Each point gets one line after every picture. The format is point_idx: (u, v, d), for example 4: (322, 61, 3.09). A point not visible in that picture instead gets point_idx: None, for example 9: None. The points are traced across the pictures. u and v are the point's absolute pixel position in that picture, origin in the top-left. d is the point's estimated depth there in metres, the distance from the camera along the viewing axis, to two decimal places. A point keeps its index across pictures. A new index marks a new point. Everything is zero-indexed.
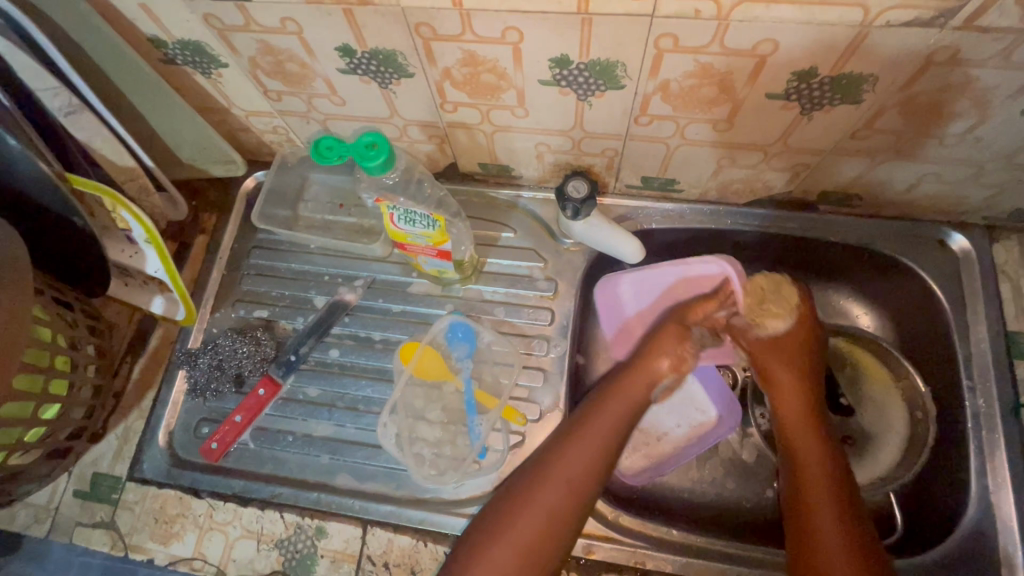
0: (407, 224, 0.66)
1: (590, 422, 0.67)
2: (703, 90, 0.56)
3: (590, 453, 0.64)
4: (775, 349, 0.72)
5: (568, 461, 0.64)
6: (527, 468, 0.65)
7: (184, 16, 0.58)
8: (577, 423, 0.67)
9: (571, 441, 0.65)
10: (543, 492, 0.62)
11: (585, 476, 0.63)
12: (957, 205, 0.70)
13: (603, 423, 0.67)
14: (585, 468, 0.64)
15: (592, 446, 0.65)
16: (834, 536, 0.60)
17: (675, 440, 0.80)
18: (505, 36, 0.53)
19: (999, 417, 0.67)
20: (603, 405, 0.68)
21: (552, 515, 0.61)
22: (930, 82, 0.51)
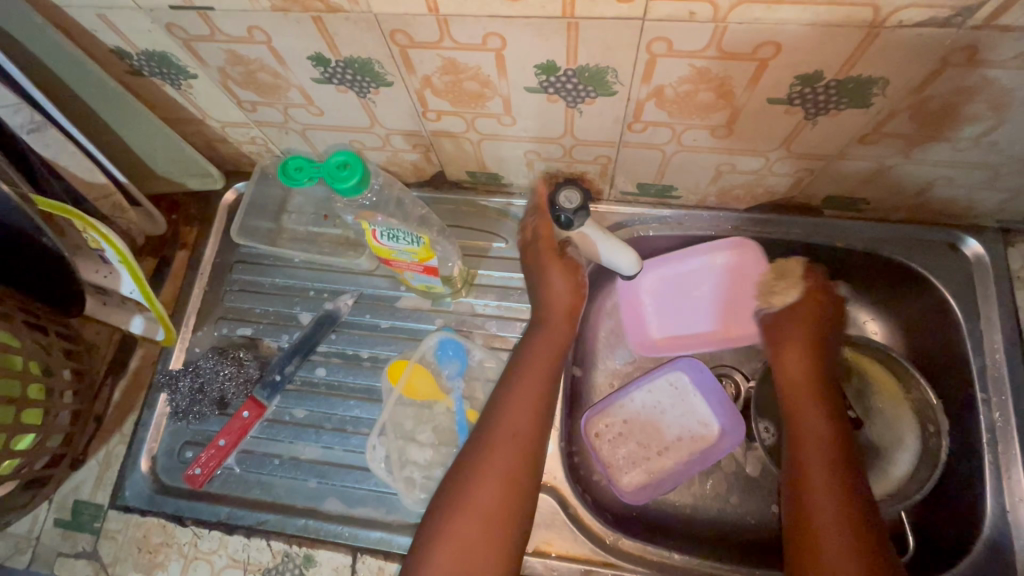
0: (391, 240, 0.63)
1: (525, 372, 0.66)
2: (701, 95, 0.52)
3: (529, 406, 0.64)
4: (786, 320, 0.72)
5: (511, 414, 0.63)
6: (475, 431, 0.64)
7: (145, 26, 0.55)
8: (511, 377, 0.66)
9: (509, 396, 0.65)
10: (493, 449, 0.61)
11: (527, 425, 0.63)
12: (969, 209, 0.67)
13: (534, 371, 0.66)
14: (529, 418, 0.63)
15: (528, 396, 0.64)
16: (826, 497, 0.59)
17: (677, 454, 0.76)
18: (486, 42, 0.49)
19: (1016, 432, 0.64)
20: (535, 353, 0.68)
21: (504, 466, 0.60)
22: (945, 84, 0.47)
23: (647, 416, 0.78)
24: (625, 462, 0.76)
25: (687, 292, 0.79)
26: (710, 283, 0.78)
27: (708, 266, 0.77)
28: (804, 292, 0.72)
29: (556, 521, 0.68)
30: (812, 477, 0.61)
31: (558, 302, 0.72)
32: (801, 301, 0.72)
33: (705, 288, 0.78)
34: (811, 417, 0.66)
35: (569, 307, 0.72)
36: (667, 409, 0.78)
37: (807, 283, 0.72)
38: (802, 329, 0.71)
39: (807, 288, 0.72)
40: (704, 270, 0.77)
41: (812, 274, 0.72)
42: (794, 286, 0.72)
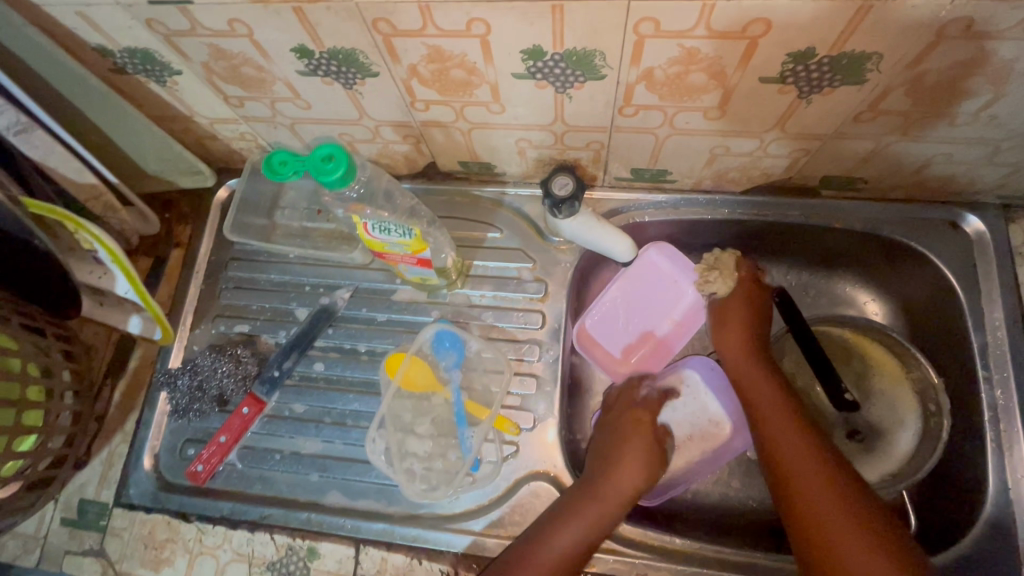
0: (382, 233, 0.62)
1: (563, 520, 0.62)
2: (692, 76, 0.51)
3: (562, 548, 0.60)
4: (727, 314, 0.73)
5: (537, 551, 0.60)
6: (500, 559, 0.61)
7: (126, 23, 0.54)
8: (547, 515, 0.63)
9: (538, 536, 0.61)
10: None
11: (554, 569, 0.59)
12: (969, 185, 0.66)
13: (572, 524, 0.62)
14: (557, 556, 0.60)
15: (562, 540, 0.61)
16: (835, 518, 0.56)
17: (688, 453, 0.74)
18: (471, 28, 0.48)
19: (1018, 410, 0.63)
20: (580, 499, 0.63)
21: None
22: (942, 57, 0.46)
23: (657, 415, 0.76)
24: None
25: (639, 312, 0.77)
26: (643, 293, 0.77)
27: (647, 278, 0.76)
28: (735, 283, 0.74)
29: None
30: (807, 492, 0.59)
31: (626, 474, 0.66)
32: (736, 293, 0.74)
33: (640, 301, 0.77)
34: (792, 435, 0.63)
35: (638, 476, 0.66)
36: (679, 408, 0.76)
37: (742, 275, 0.74)
38: (741, 322, 0.72)
39: (740, 280, 0.74)
40: (638, 286, 0.77)
41: (746, 265, 0.74)
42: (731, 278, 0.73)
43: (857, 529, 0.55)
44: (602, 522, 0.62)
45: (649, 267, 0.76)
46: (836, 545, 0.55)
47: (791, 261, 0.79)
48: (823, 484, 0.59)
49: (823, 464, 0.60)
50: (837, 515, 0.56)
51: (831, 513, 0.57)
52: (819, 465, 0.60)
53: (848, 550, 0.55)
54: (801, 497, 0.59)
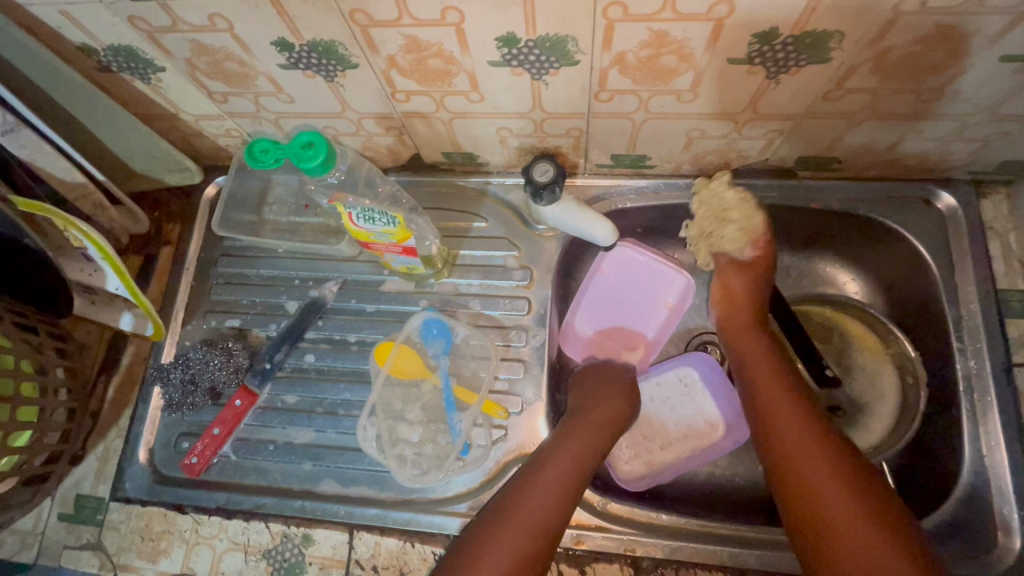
0: (368, 223, 0.63)
1: (553, 464, 0.63)
2: (663, 59, 0.53)
3: (556, 490, 0.61)
4: (728, 276, 0.73)
5: (531, 492, 0.61)
6: (491, 505, 0.61)
7: (108, 20, 0.55)
8: (537, 460, 0.64)
9: (530, 479, 0.62)
10: (508, 528, 0.58)
11: (550, 512, 0.59)
12: (940, 162, 0.67)
13: (561, 464, 0.63)
14: (552, 497, 0.60)
15: (554, 482, 0.62)
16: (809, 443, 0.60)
17: (679, 449, 0.76)
18: (445, 17, 0.50)
19: (991, 379, 0.64)
20: (569, 443, 0.65)
21: (523, 542, 0.57)
22: (901, 34, 0.48)
23: (652, 408, 0.78)
24: (630, 448, 0.77)
25: (620, 297, 0.79)
26: (620, 279, 0.79)
27: (619, 264, 0.79)
28: (756, 248, 0.70)
29: None
30: (787, 433, 0.62)
31: (601, 418, 0.69)
32: (752, 259, 0.71)
33: (628, 302, 0.79)
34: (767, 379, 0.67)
35: (612, 419, 0.69)
36: (675, 403, 0.78)
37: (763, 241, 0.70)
38: (748, 287, 0.72)
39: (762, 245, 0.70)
40: (612, 273, 0.79)
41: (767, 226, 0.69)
42: (743, 242, 0.70)
43: (829, 467, 0.58)
44: (587, 460, 0.64)
45: (635, 270, 0.79)
46: (810, 484, 0.58)
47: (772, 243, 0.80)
48: (798, 430, 0.62)
49: (799, 412, 0.63)
50: (811, 459, 0.59)
51: (805, 453, 0.60)
52: (797, 414, 0.63)
53: (822, 484, 0.57)
54: (779, 429, 0.63)
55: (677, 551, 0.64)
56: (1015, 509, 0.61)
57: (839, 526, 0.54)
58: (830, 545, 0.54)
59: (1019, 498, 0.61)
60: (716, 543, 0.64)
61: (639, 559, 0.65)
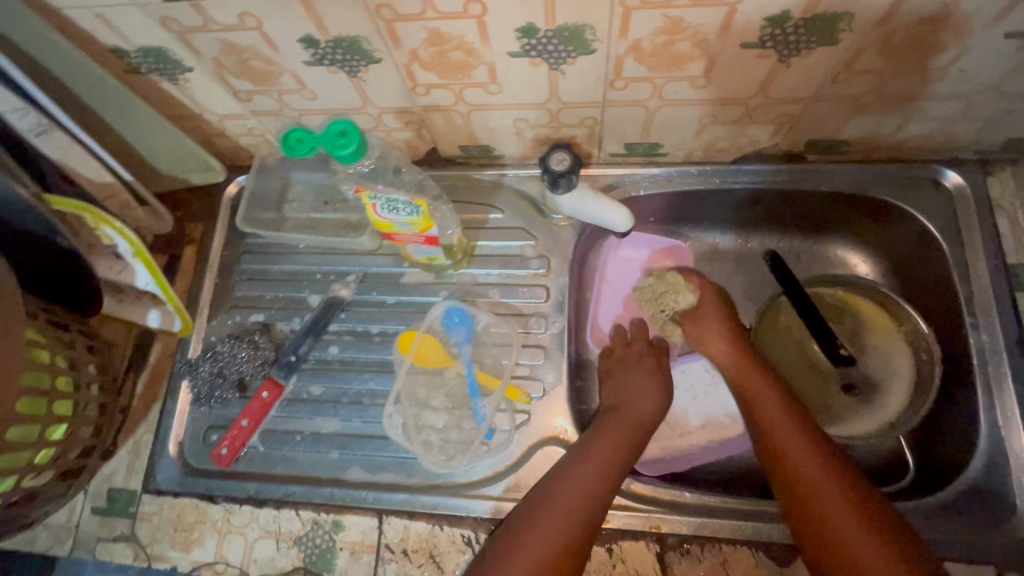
0: (391, 212, 0.65)
1: (587, 460, 0.64)
2: (677, 45, 0.55)
3: (589, 484, 0.63)
4: (695, 330, 0.76)
5: (565, 487, 0.62)
6: (528, 498, 0.63)
7: (141, 22, 0.57)
8: (569, 456, 0.65)
9: (564, 473, 0.64)
10: (545, 521, 0.60)
11: (586, 506, 0.61)
12: (947, 141, 0.69)
13: (594, 460, 0.64)
14: (586, 492, 0.62)
15: (587, 478, 0.63)
16: (799, 444, 0.63)
17: (699, 437, 0.77)
18: (467, 9, 0.52)
19: (1005, 352, 0.66)
20: (602, 439, 0.67)
21: (559, 535, 0.59)
22: (908, 13, 0.49)
23: (677, 396, 0.79)
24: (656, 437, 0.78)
25: (628, 284, 0.83)
26: (622, 270, 0.83)
27: (617, 257, 0.83)
28: (698, 292, 0.78)
29: None
30: (785, 436, 0.64)
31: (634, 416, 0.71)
32: (702, 302, 0.77)
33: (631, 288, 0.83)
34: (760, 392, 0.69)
35: (645, 415, 0.71)
36: (700, 394, 0.79)
37: (700, 285, 0.78)
38: (714, 332, 0.75)
39: (700, 288, 0.78)
40: (613, 268, 0.83)
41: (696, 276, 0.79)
42: (685, 291, 0.78)
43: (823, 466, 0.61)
44: (619, 456, 0.66)
45: (628, 253, 0.83)
46: (811, 482, 0.60)
47: (783, 228, 0.82)
48: (794, 436, 0.64)
49: (793, 420, 0.66)
50: (815, 465, 0.61)
51: (802, 458, 0.62)
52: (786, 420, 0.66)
53: (820, 482, 0.60)
54: (772, 436, 0.65)
55: (701, 527, 0.65)
56: None
57: (852, 532, 0.56)
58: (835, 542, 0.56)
59: None
60: (740, 518, 0.65)
61: (665, 536, 0.66)
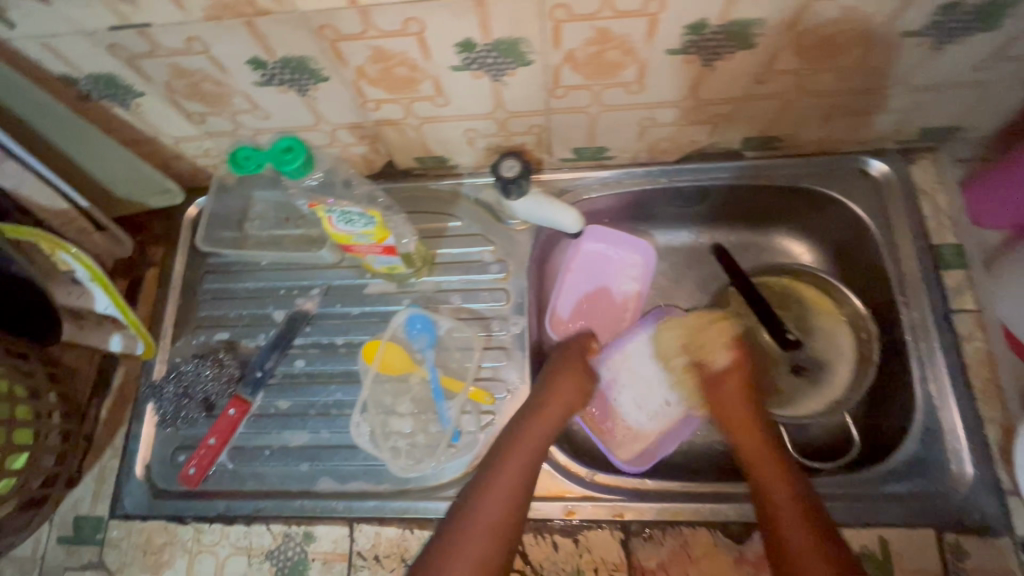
0: (347, 224, 0.67)
1: (518, 448, 0.68)
2: (608, 54, 0.58)
3: (517, 479, 0.66)
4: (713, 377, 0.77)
5: (489, 496, 0.64)
6: (452, 512, 0.65)
7: (89, 50, 0.58)
8: (490, 464, 0.67)
9: (499, 463, 0.67)
10: (471, 534, 0.62)
11: (513, 492, 0.64)
12: (870, 134, 0.74)
13: (512, 464, 0.67)
14: (516, 481, 0.65)
15: (508, 485, 0.65)
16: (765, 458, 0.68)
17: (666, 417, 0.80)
18: (406, 27, 0.55)
19: (934, 327, 0.70)
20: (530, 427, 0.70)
21: (491, 524, 0.62)
22: (813, 18, 0.54)
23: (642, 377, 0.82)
24: (618, 418, 0.80)
25: (589, 278, 0.86)
26: (583, 264, 0.86)
27: (579, 251, 0.86)
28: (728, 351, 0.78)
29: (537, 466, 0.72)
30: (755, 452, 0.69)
31: (558, 406, 0.72)
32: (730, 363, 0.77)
33: (595, 287, 0.86)
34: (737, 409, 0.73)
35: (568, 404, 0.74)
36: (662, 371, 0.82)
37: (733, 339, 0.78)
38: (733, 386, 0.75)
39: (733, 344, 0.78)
40: (574, 263, 0.86)
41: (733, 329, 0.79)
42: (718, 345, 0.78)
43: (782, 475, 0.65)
44: (537, 454, 0.68)
45: (589, 246, 0.86)
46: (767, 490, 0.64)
47: (729, 221, 0.86)
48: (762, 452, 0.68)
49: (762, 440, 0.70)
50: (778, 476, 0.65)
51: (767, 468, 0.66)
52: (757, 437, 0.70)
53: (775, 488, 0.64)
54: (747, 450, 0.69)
55: (662, 511, 0.68)
56: (964, 442, 0.66)
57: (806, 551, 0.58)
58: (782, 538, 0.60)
59: (967, 432, 0.66)
60: (697, 501, 0.68)
61: (628, 523, 0.68)
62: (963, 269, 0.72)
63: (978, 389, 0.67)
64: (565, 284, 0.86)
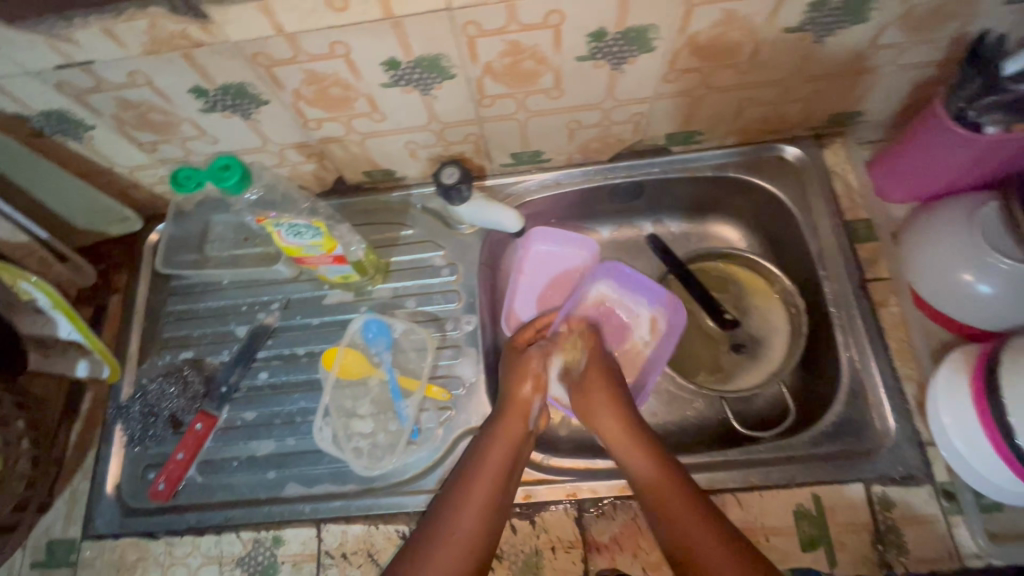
0: (296, 237, 0.71)
1: (490, 455, 0.68)
2: (523, 64, 0.63)
3: (490, 487, 0.66)
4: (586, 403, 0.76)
5: (459, 511, 0.63)
6: (419, 532, 0.63)
7: (38, 88, 0.62)
8: (463, 479, 0.66)
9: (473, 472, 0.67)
10: (431, 555, 0.60)
11: (488, 500, 0.65)
12: (781, 123, 0.80)
13: (484, 480, 0.66)
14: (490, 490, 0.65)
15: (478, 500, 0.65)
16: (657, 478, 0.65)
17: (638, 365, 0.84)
18: (333, 50, 0.59)
19: (853, 296, 0.75)
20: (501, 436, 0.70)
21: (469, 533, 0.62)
22: (701, 20, 0.59)
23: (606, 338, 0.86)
24: None
25: (540, 281, 0.90)
26: (531, 268, 0.90)
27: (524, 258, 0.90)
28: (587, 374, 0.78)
29: None
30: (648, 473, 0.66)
31: (524, 411, 0.73)
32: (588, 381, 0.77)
33: (549, 287, 0.90)
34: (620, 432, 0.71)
35: (531, 408, 0.74)
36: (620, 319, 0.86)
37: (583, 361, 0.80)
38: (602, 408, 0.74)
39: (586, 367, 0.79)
40: (522, 270, 0.90)
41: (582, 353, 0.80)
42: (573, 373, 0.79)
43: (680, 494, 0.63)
44: (510, 463, 0.68)
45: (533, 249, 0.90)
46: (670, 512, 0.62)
47: (666, 212, 0.92)
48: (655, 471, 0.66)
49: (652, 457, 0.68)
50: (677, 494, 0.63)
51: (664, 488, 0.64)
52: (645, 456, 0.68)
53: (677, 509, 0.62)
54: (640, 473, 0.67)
55: (613, 487, 0.72)
56: (886, 401, 0.71)
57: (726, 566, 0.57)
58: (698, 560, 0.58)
59: (888, 391, 0.71)
60: None
61: (582, 501, 0.71)
62: (874, 242, 0.78)
63: (893, 350, 0.73)
64: (522, 290, 0.89)
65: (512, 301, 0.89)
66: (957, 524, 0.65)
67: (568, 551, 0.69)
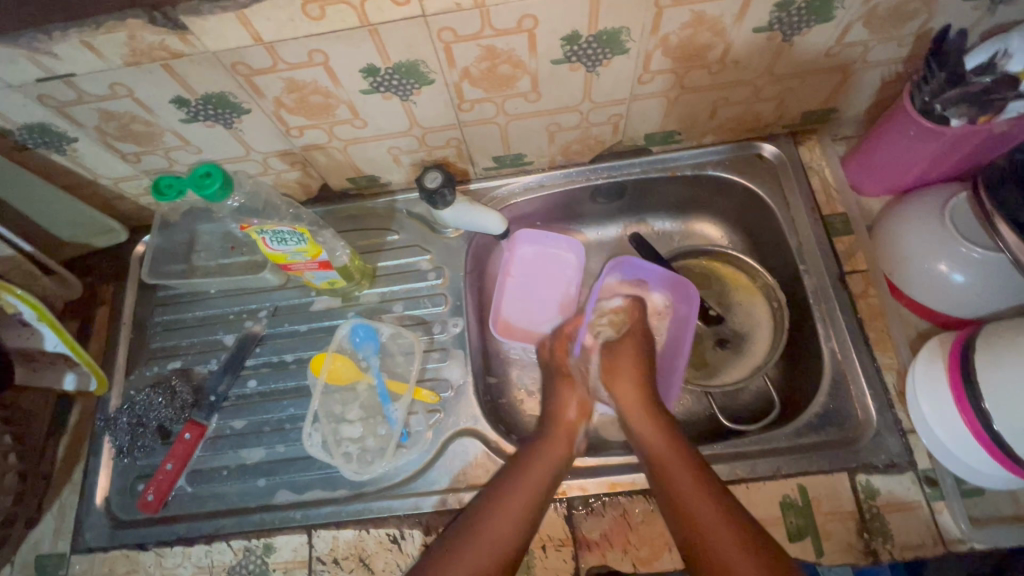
0: (281, 244, 0.72)
1: (530, 475, 0.68)
2: (499, 69, 0.65)
3: (525, 508, 0.65)
4: (614, 377, 0.79)
5: (491, 529, 0.63)
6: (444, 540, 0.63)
7: (19, 102, 0.63)
8: (500, 494, 0.66)
9: (509, 492, 0.66)
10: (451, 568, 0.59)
11: (522, 520, 0.64)
12: (757, 121, 0.81)
13: (521, 498, 0.65)
14: (526, 509, 0.65)
15: (505, 532, 0.63)
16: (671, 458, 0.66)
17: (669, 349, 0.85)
18: (312, 58, 0.60)
19: (832, 289, 0.77)
20: (540, 461, 0.69)
21: (498, 548, 0.61)
22: (670, 22, 0.61)
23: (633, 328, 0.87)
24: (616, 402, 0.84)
25: (528, 282, 0.91)
26: (516, 272, 0.91)
27: (508, 264, 0.92)
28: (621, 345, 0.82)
29: (483, 458, 0.76)
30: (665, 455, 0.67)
31: (563, 438, 0.73)
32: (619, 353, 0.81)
33: (537, 286, 0.91)
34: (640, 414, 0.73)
35: (576, 434, 0.75)
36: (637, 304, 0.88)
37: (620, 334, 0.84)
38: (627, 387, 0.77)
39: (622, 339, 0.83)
40: (508, 275, 0.91)
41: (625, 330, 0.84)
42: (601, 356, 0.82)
43: (691, 478, 0.63)
44: (548, 487, 0.68)
45: (515, 253, 0.92)
46: (679, 493, 0.63)
47: (649, 212, 0.93)
48: (670, 451, 0.67)
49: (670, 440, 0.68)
50: (688, 477, 0.64)
51: (674, 469, 0.65)
52: (663, 436, 0.69)
53: (688, 492, 0.62)
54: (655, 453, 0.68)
55: (601, 485, 0.72)
56: (868, 391, 0.72)
57: (723, 549, 0.57)
58: (700, 539, 0.59)
59: (869, 382, 0.72)
60: (633, 472, 0.72)
61: (572, 499, 0.72)
62: (852, 235, 0.79)
63: (873, 341, 0.74)
64: (512, 294, 0.91)
65: (504, 306, 0.90)
66: (941, 511, 0.66)
67: (559, 549, 0.69)
